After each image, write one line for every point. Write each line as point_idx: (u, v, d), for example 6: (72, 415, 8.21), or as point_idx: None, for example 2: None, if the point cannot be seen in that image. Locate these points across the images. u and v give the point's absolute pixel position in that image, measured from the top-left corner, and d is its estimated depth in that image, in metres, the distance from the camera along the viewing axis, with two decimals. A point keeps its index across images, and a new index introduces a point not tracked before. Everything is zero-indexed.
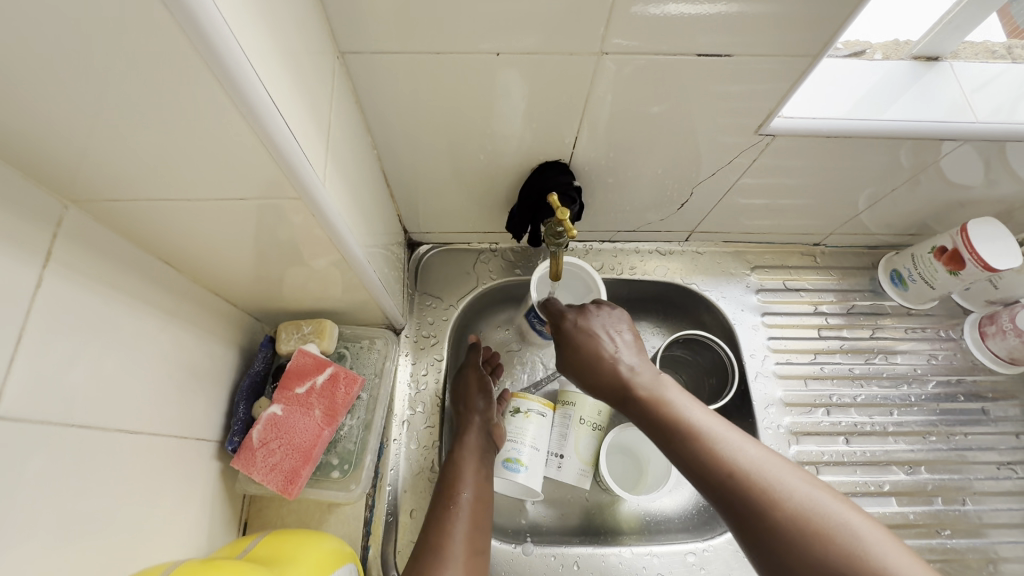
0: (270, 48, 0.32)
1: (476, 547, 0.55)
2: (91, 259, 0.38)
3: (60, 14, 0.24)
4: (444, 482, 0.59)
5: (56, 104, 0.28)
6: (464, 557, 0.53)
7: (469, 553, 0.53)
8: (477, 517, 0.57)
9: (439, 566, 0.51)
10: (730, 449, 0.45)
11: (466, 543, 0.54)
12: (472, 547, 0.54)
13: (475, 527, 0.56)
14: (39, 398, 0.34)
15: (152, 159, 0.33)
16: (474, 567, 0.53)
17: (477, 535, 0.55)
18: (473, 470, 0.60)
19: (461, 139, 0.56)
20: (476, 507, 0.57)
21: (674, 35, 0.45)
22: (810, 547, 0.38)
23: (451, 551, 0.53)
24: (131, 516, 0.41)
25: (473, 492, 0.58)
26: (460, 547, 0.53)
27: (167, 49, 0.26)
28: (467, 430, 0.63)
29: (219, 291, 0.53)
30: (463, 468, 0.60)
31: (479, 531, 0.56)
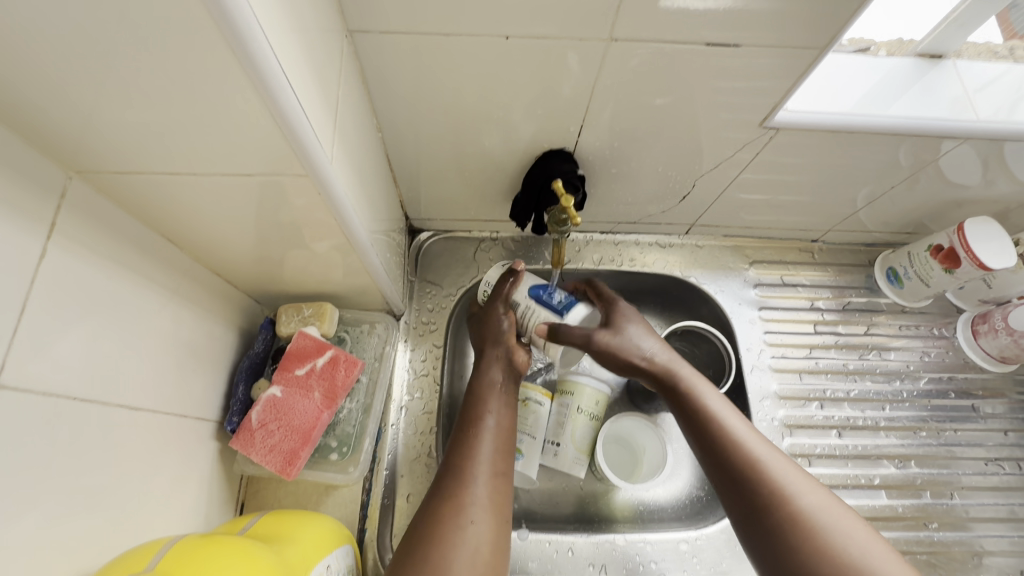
0: (282, 22, 0.32)
1: (496, 470, 0.51)
2: (94, 233, 0.38)
3: None
4: (467, 409, 0.57)
5: (64, 71, 0.28)
6: (487, 479, 0.50)
7: (492, 475, 0.51)
8: (501, 443, 0.54)
9: (460, 488, 0.49)
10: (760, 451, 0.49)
11: (489, 466, 0.51)
12: (496, 470, 0.51)
13: (499, 451, 0.53)
14: (40, 372, 0.34)
15: (160, 130, 0.33)
16: (498, 490, 0.50)
17: (502, 459, 0.53)
18: (498, 398, 0.57)
19: (466, 124, 0.56)
20: (500, 433, 0.54)
21: (683, 25, 0.45)
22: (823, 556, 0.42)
23: (473, 472, 0.50)
24: (128, 491, 0.41)
25: (498, 419, 0.55)
26: (482, 469, 0.51)
27: (178, 17, 0.26)
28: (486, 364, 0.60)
29: (220, 271, 0.53)
30: (487, 395, 0.57)
31: (504, 455, 0.53)
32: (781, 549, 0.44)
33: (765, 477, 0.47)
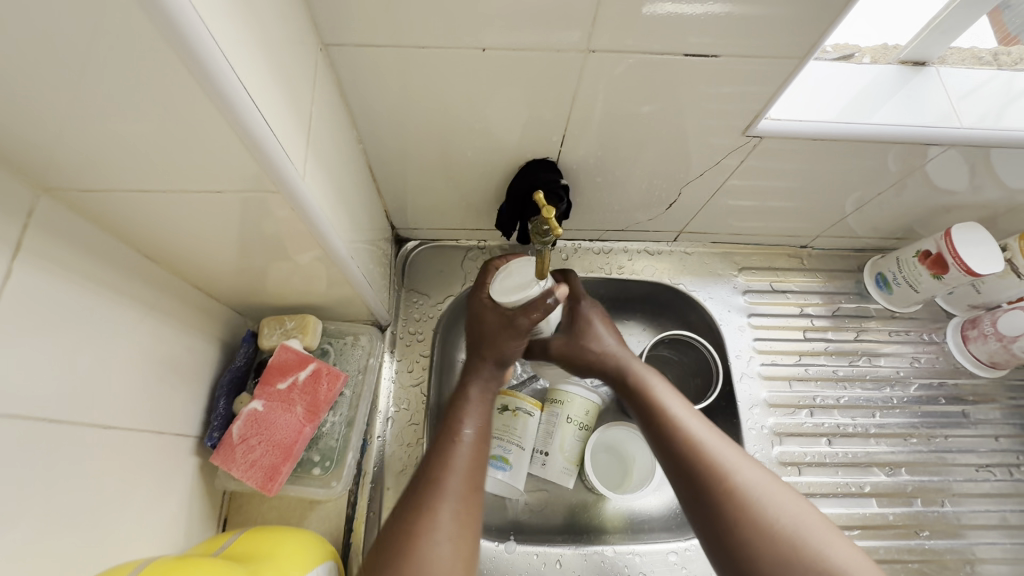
0: (248, 39, 0.32)
1: (472, 482, 0.51)
2: (65, 251, 0.37)
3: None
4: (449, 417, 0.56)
5: (26, 92, 0.27)
6: (461, 494, 0.50)
7: (468, 489, 0.51)
8: (478, 455, 0.53)
9: (435, 500, 0.49)
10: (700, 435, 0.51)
11: (465, 479, 0.51)
12: (471, 482, 0.51)
13: (477, 463, 0.53)
14: (8, 394, 0.33)
15: (126, 149, 0.32)
16: (470, 505, 0.50)
17: (477, 473, 0.52)
18: (480, 409, 0.57)
19: (448, 134, 0.55)
20: (479, 444, 0.54)
21: (663, 35, 0.44)
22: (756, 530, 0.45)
23: (450, 486, 0.50)
24: (103, 512, 0.40)
25: (476, 429, 0.55)
26: (458, 481, 0.50)
27: (139, 37, 0.25)
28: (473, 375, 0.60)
29: (200, 285, 0.52)
30: (469, 404, 0.57)
31: (479, 467, 0.53)
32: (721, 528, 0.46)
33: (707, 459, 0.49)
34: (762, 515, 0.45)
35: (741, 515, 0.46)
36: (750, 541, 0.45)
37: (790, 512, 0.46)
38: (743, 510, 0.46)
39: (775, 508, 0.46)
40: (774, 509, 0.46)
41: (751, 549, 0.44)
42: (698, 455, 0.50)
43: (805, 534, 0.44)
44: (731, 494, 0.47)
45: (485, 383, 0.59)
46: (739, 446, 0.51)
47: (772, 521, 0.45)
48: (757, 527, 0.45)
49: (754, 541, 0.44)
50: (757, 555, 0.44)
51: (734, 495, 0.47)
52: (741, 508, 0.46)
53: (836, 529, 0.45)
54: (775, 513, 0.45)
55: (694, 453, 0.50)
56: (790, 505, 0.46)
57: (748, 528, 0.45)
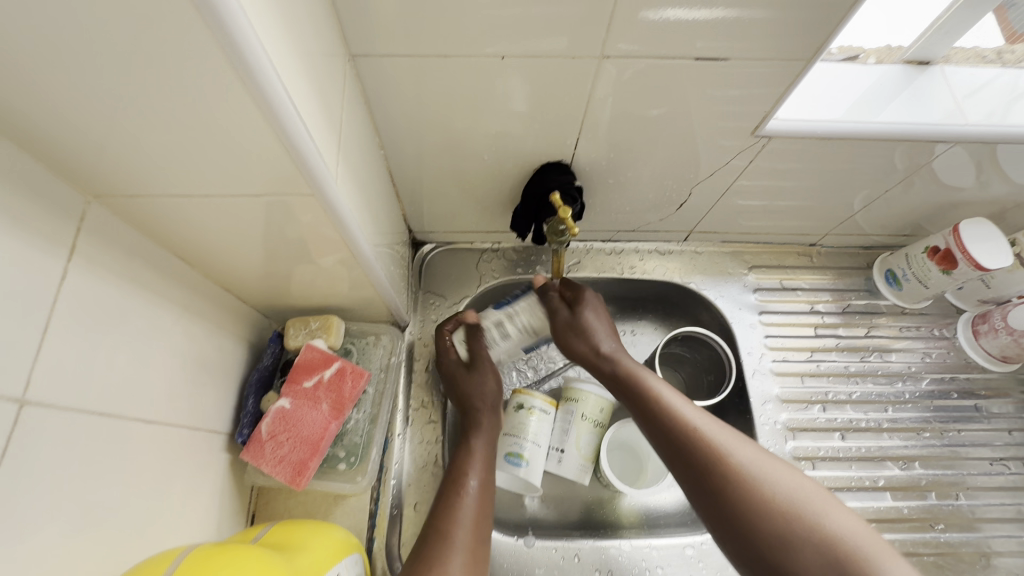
0: (288, 51, 0.34)
1: (479, 535, 0.53)
2: (111, 253, 0.39)
3: (94, 15, 0.25)
4: (454, 472, 0.58)
5: (87, 102, 0.30)
6: (468, 545, 0.51)
7: (475, 542, 0.51)
8: (483, 510, 0.55)
9: (446, 553, 0.49)
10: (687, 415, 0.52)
11: (471, 531, 0.52)
12: (477, 535, 0.52)
13: (481, 517, 0.54)
14: (59, 386, 0.35)
15: (174, 156, 0.35)
16: (479, 556, 0.51)
17: (482, 527, 0.53)
18: (482, 464, 0.59)
19: (466, 140, 0.57)
20: (484, 500, 0.56)
21: (673, 40, 0.46)
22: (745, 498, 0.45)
23: (458, 538, 0.51)
24: (143, 502, 0.42)
25: (479, 483, 0.57)
26: (466, 535, 0.51)
27: (193, 50, 0.28)
28: (474, 431, 0.62)
29: (230, 287, 0.54)
30: (473, 458, 0.59)
31: (484, 521, 0.54)
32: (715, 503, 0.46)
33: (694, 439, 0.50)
34: (732, 464, 0.47)
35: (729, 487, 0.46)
36: (725, 489, 0.46)
37: (759, 460, 0.47)
38: (721, 463, 0.48)
39: (747, 458, 0.48)
40: (744, 459, 0.47)
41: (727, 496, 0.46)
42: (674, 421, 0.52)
43: (773, 477, 0.46)
44: (712, 454, 0.48)
45: (484, 440, 0.62)
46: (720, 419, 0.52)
47: (746, 469, 0.47)
48: (732, 476, 0.46)
49: (729, 488, 0.46)
50: (732, 502, 0.45)
51: (709, 449, 0.49)
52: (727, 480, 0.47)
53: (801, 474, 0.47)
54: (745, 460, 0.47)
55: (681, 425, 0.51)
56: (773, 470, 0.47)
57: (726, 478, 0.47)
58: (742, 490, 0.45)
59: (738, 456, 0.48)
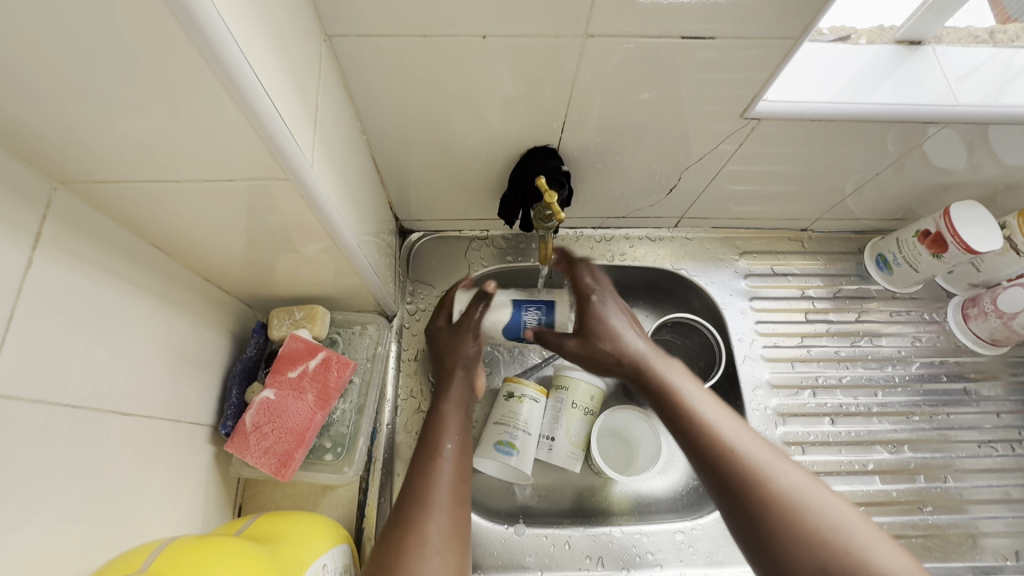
0: (255, 26, 0.32)
1: (459, 497, 0.53)
2: (81, 243, 0.38)
3: None
4: (427, 437, 0.58)
5: (44, 83, 0.28)
6: (448, 508, 0.51)
7: (453, 502, 0.52)
8: (460, 470, 0.55)
9: (424, 518, 0.49)
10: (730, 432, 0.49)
11: (450, 494, 0.52)
12: (456, 498, 0.53)
13: (459, 478, 0.54)
14: (24, 379, 0.34)
15: (141, 140, 0.33)
16: (458, 517, 0.51)
17: (461, 488, 0.54)
18: (456, 426, 0.59)
19: (449, 124, 0.56)
20: (459, 459, 0.56)
21: (659, 19, 0.45)
22: (790, 523, 0.43)
23: (435, 501, 0.51)
24: (123, 497, 0.41)
25: (456, 447, 0.57)
26: (444, 497, 0.52)
27: (152, 26, 0.26)
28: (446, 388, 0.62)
29: (210, 277, 0.53)
30: (448, 419, 0.59)
31: (462, 483, 0.54)
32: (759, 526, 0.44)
33: (735, 457, 0.47)
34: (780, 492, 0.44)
35: (772, 507, 0.44)
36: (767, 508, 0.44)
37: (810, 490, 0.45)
38: (761, 483, 0.45)
39: (797, 485, 0.45)
40: (792, 484, 0.45)
41: (771, 526, 0.43)
42: (715, 437, 0.49)
43: (821, 510, 0.43)
44: (752, 473, 0.46)
45: (457, 403, 0.61)
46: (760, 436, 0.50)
47: (796, 498, 0.44)
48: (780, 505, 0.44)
49: (775, 513, 0.44)
50: (777, 528, 0.43)
51: (752, 471, 0.46)
52: (770, 501, 0.44)
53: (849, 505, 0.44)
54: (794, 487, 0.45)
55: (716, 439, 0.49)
56: (826, 498, 0.44)
57: (771, 505, 0.44)
58: (792, 520, 0.43)
59: (783, 480, 0.45)
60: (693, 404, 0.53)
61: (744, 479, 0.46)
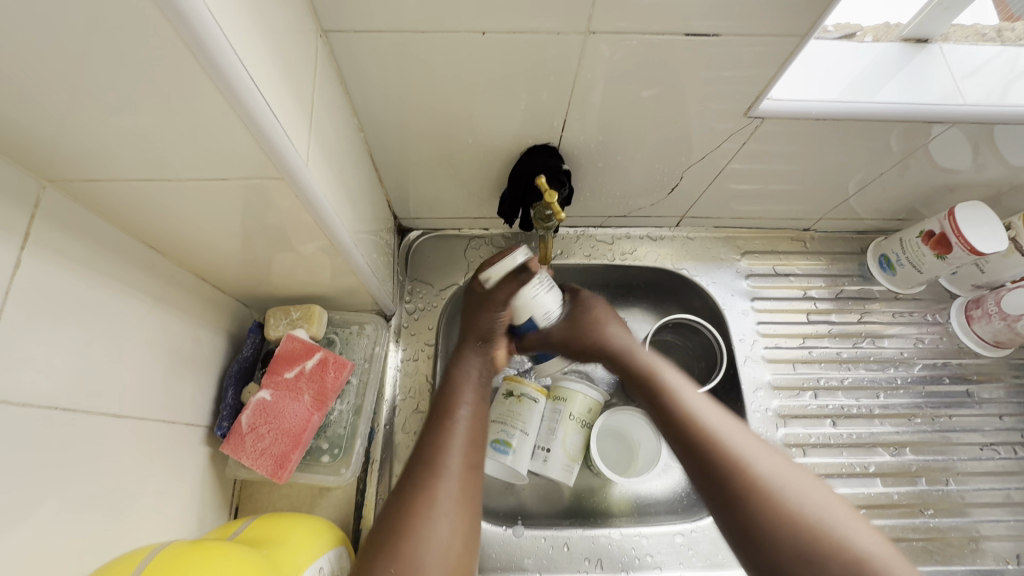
0: (247, 21, 0.31)
1: (471, 462, 0.50)
2: (72, 242, 0.38)
3: None
4: (442, 398, 0.55)
5: (29, 78, 0.28)
6: (459, 471, 0.49)
7: (465, 467, 0.49)
8: (474, 435, 0.52)
9: (432, 479, 0.47)
10: (713, 422, 0.49)
11: (462, 455, 0.50)
12: (469, 462, 0.50)
13: (471, 443, 0.51)
14: (14, 381, 0.33)
15: (131, 137, 0.33)
16: (469, 482, 0.49)
17: (475, 452, 0.51)
18: (473, 390, 0.56)
19: (448, 122, 0.55)
20: (474, 424, 0.53)
21: (663, 16, 0.44)
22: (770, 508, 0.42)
23: (445, 465, 0.49)
24: (117, 500, 0.41)
25: (470, 414, 0.54)
26: (455, 461, 0.49)
27: (141, 21, 0.25)
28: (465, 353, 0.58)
29: (205, 276, 0.52)
30: (461, 385, 0.56)
31: (476, 446, 0.51)
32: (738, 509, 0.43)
33: (718, 445, 0.47)
34: (780, 497, 0.42)
35: (750, 489, 0.43)
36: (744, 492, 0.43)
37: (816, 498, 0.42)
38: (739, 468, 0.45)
39: (798, 495, 0.43)
40: (794, 491, 0.43)
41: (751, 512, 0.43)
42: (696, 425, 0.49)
43: (801, 496, 0.42)
44: (732, 460, 0.45)
45: (474, 367, 0.58)
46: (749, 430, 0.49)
47: (794, 508, 0.42)
48: (776, 509, 0.42)
49: (751, 495, 0.43)
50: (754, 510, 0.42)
51: (747, 473, 0.44)
52: (751, 485, 0.44)
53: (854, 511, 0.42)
54: (797, 494, 0.43)
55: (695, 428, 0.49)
56: (809, 491, 0.43)
57: (766, 508, 0.42)
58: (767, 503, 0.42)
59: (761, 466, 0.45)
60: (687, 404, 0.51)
61: (726, 463, 0.45)
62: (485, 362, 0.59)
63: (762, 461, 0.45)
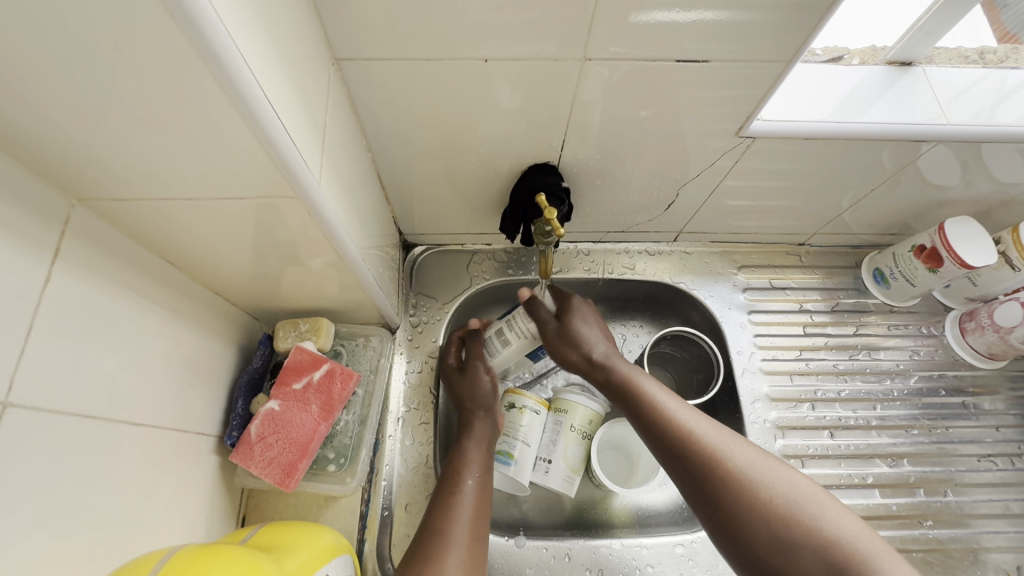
0: (267, 52, 0.34)
1: (477, 532, 0.52)
2: (95, 258, 0.40)
3: (61, 13, 0.25)
4: (447, 473, 0.58)
5: (67, 107, 0.30)
6: (467, 542, 0.51)
7: (472, 538, 0.52)
8: (478, 508, 0.55)
9: (443, 550, 0.49)
10: (689, 421, 0.50)
11: (470, 530, 0.52)
12: (475, 533, 0.52)
13: (478, 514, 0.54)
14: (41, 387, 0.35)
15: (155, 160, 0.35)
16: (477, 552, 0.51)
17: (479, 525, 0.53)
18: (478, 464, 0.59)
19: (452, 141, 0.58)
20: (478, 498, 0.56)
21: (656, 43, 0.47)
22: (746, 499, 0.43)
23: (455, 535, 0.51)
24: (130, 506, 0.42)
25: (475, 485, 0.57)
26: (463, 532, 0.52)
27: (171, 54, 0.28)
28: (472, 429, 0.62)
29: (218, 289, 0.54)
30: (467, 459, 0.59)
31: (480, 518, 0.54)
32: (718, 505, 0.44)
33: (693, 444, 0.48)
34: (757, 489, 0.43)
35: (724, 482, 0.45)
36: (721, 488, 0.45)
37: (792, 484, 0.43)
38: (714, 462, 0.46)
39: (772, 485, 0.43)
40: (770, 482, 0.43)
41: (728, 506, 0.44)
42: (671, 423, 0.50)
43: (776, 485, 0.43)
44: (708, 455, 0.46)
45: (478, 444, 0.61)
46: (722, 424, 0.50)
47: (768, 499, 0.42)
48: (745, 495, 0.43)
49: (726, 488, 0.44)
50: (732, 506, 0.43)
51: (722, 466, 0.45)
52: (725, 478, 0.45)
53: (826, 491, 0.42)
54: (774, 483, 0.43)
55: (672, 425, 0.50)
56: (783, 482, 0.43)
57: (736, 496, 0.43)
58: (741, 494, 0.43)
59: (736, 458, 0.46)
60: (661, 402, 0.53)
61: (702, 460, 0.46)
62: (484, 441, 0.62)
63: (738, 453, 0.46)
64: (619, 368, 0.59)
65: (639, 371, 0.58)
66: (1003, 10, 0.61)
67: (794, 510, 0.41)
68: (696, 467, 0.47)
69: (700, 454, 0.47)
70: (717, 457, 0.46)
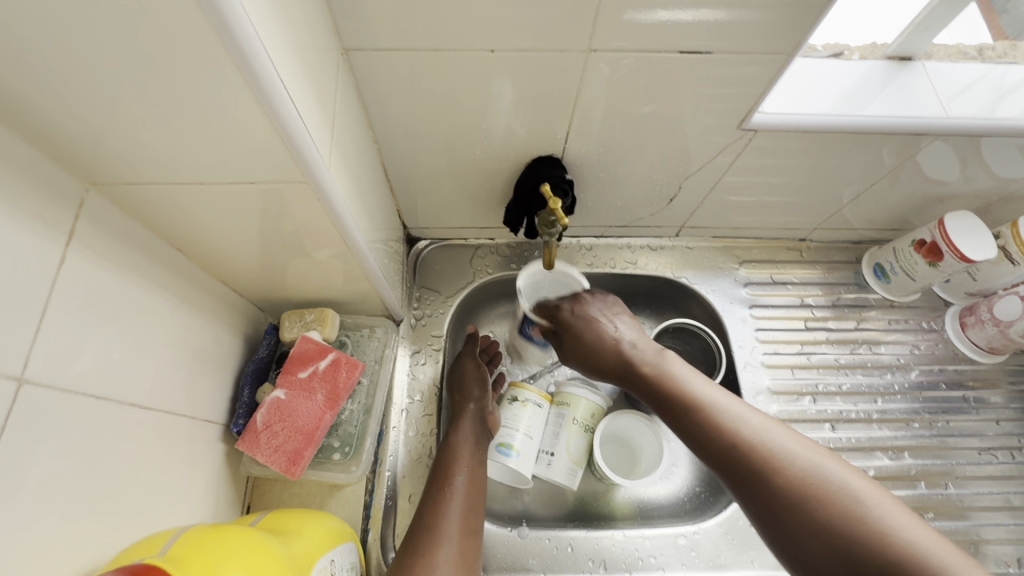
0: (280, 37, 0.34)
1: (467, 526, 0.55)
2: (108, 243, 0.40)
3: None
4: (439, 464, 0.60)
5: (85, 89, 0.31)
6: (457, 536, 0.53)
7: (463, 533, 0.54)
8: (470, 501, 0.57)
9: (434, 545, 0.52)
10: (739, 420, 0.49)
11: (460, 524, 0.54)
12: (466, 527, 0.55)
13: (469, 508, 0.56)
14: (55, 367, 0.36)
15: (169, 144, 0.36)
16: (468, 547, 0.53)
17: (472, 518, 0.56)
18: (469, 455, 0.60)
19: (458, 134, 0.58)
20: (469, 491, 0.57)
21: (660, 36, 0.47)
22: (804, 501, 0.42)
23: (446, 529, 0.53)
24: (139, 489, 0.43)
25: (466, 477, 0.58)
26: (453, 527, 0.54)
27: (188, 38, 0.29)
28: (462, 419, 0.64)
29: (225, 278, 0.55)
30: (459, 450, 0.60)
31: (472, 512, 0.56)
32: (770, 502, 0.43)
33: (746, 445, 0.47)
34: (815, 489, 0.42)
35: (777, 481, 0.44)
36: (776, 489, 0.43)
37: (848, 486, 0.41)
38: (768, 466, 0.45)
39: (831, 484, 0.42)
40: (832, 486, 0.42)
41: (780, 507, 0.43)
42: (718, 424, 0.49)
43: (834, 487, 0.42)
44: (760, 454, 0.46)
45: (469, 434, 0.63)
46: (774, 422, 0.49)
47: (827, 500, 0.41)
48: (798, 494, 0.42)
49: (778, 486, 0.43)
50: (788, 509, 0.42)
51: (777, 469, 0.44)
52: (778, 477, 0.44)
53: (895, 498, 0.40)
54: (832, 484, 0.42)
55: (719, 426, 0.49)
56: (840, 478, 0.42)
57: (790, 496, 0.42)
58: (799, 497, 0.42)
59: (792, 460, 0.44)
60: (704, 401, 0.52)
61: (755, 462, 0.45)
62: (476, 433, 0.64)
63: (791, 454, 0.45)
64: (641, 356, 0.59)
65: (668, 359, 0.58)
66: (1002, 15, 0.62)
67: (857, 513, 0.40)
68: (748, 471, 0.46)
69: (750, 454, 0.46)
70: (768, 458, 0.45)
